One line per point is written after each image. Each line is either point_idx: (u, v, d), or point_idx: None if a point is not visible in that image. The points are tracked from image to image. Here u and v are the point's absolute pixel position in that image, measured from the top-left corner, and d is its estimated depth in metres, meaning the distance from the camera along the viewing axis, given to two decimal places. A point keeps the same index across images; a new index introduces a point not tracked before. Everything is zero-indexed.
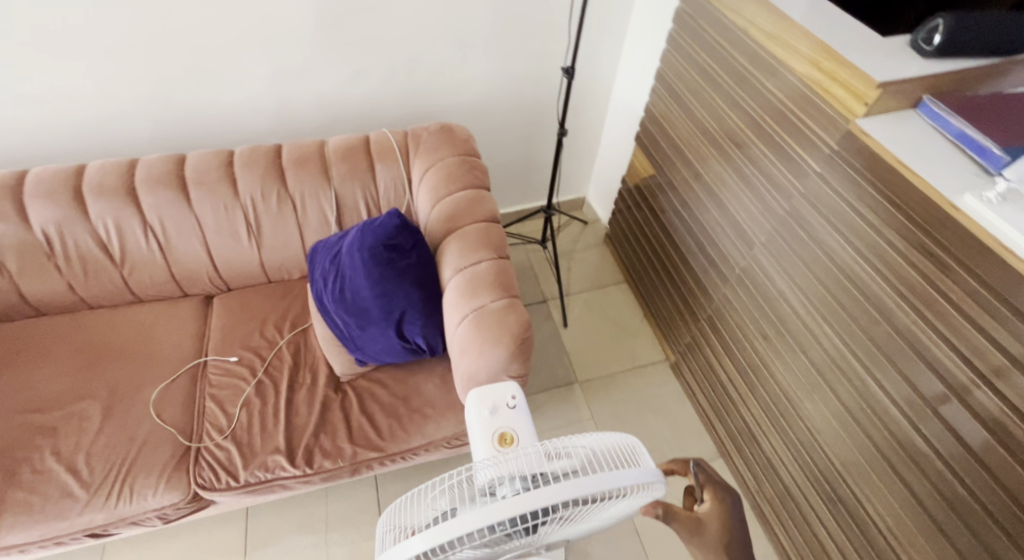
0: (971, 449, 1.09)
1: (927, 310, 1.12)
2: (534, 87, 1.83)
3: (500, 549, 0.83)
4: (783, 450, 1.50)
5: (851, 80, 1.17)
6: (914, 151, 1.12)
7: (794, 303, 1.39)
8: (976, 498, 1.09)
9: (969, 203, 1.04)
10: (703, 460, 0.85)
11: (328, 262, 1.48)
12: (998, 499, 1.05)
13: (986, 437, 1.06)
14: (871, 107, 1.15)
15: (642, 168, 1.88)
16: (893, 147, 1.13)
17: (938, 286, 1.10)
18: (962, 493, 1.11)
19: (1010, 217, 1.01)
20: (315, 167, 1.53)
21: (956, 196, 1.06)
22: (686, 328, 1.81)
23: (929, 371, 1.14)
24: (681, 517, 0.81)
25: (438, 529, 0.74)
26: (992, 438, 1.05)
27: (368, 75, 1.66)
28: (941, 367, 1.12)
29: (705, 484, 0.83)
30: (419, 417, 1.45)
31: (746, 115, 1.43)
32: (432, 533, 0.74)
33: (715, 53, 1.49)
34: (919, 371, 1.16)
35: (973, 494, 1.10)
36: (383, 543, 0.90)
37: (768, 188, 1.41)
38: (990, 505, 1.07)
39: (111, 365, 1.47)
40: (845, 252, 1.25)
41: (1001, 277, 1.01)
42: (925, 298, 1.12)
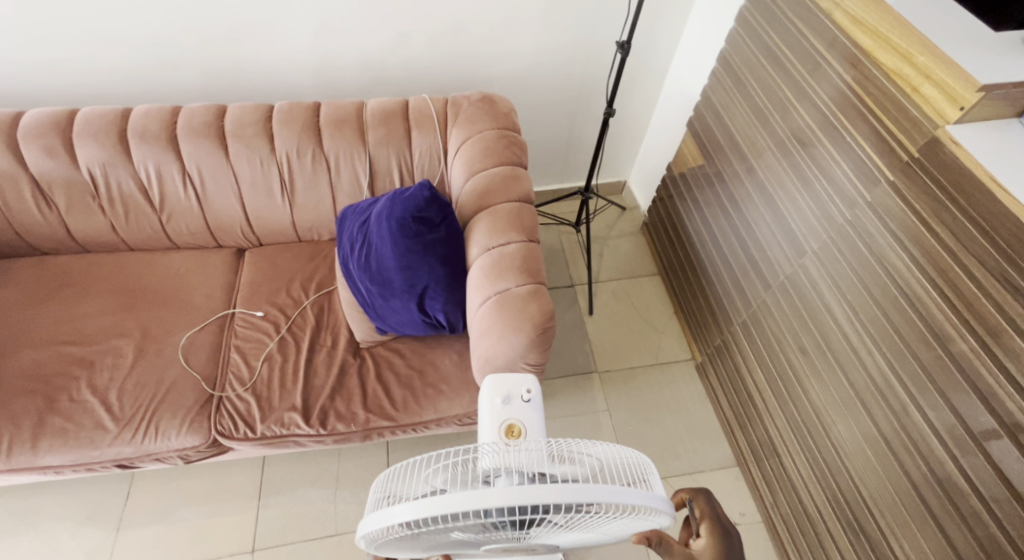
0: (1017, 494, 1.00)
1: (993, 342, 1.02)
2: (589, 60, 1.72)
3: (487, 538, 0.80)
4: (806, 469, 1.42)
5: (947, 80, 1.04)
6: (1013, 167, 1.00)
7: (839, 318, 1.29)
8: (1015, 546, 1.00)
9: None
10: (702, 494, 0.84)
11: (357, 227, 1.47)
12: None
13: None
14: (966, 113, 1.03)
15: (691, 156, 1.76)
16: (987, 161, 1.01)
17: (1011, 317, 0.99)
18: (1000, 538, 1.03)
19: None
20: (351, 130, 1.50)
21: None
22: (718, 330, 1.72)
23: (982, 405, 1.04)
24: (672, 549, 0.79)
25: (429, 504, 0.71)
26: None
27: (414, 37, 1.59)
28: (997, 402, 1.02)
29: (703, 518, 0.83)
30: (433, 392, 1.44)
31: (816, 111, 1.30)
32: (424, 505, 0.71)
33: (789, 36, 1.35)
34: (970, 404, 1.06)
35: (1012, 541, 1.01)
36: (372, 504, 0.85)
37: (830, 194, 1.29)
38: None
39: (146, 308, 1.52)
40: (906, 267, 1.14)
41: None
42: (993, 328, 1.02)
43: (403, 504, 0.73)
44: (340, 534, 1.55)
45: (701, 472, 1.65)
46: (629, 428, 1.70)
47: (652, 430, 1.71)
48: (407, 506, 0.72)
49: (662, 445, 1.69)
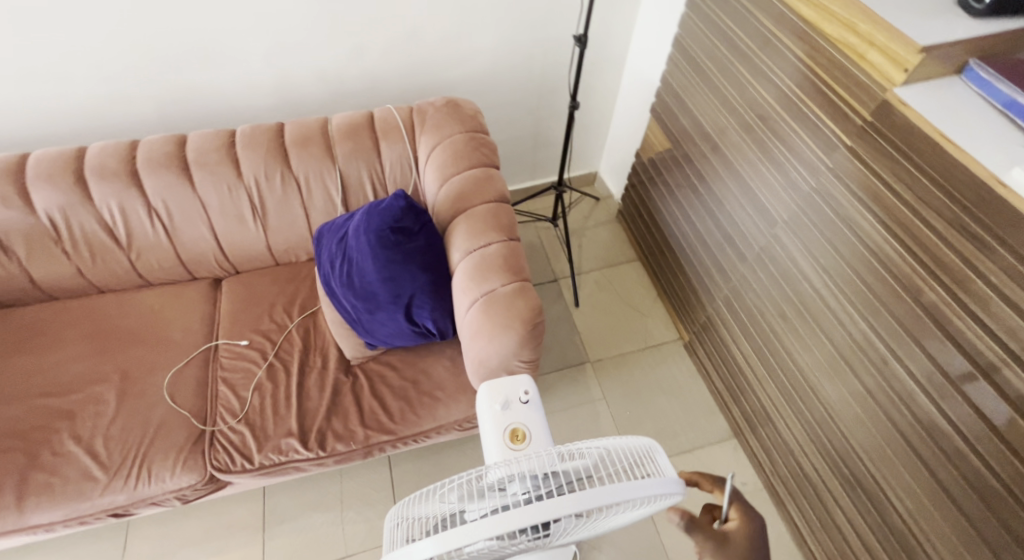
0: (995, 429, 1.05)
1: (958, 287, 1.07)
2: (547, 57, 1.74)
3: (510, 549, 0.82)
4: (800, 431, 1.47)
5: (889, 45, 1.09)
6: (958, 122, 1.05)
7: (816, 283, 1.34)
8: (1000, 481, 1.05)
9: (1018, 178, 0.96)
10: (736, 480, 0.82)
11: (335, 244, 1.45)
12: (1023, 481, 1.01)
13: (1011, 415, 1.02)
14: (910, 75, 1.08)
15: (657, 141, 1.80)
16: (933, 117, 1.06)
17: (972, 264, 1.05)
18: (986, 475, 1.08)
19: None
20: (318, 147, 1.48)
21: (1002, 171, 0.98)
22: (701, 307, 1.76)
23: (954, 348, 1.09)
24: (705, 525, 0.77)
25: (452, 536, 0.72)
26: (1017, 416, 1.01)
27: (370, 47, 1.58)
28: (968, 344, 1.08)
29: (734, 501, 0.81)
30: (430, 401, 1.44)
31: (772, 86, 1.35)
32: (449, 537, 0.72)
33: (739, 16, 1.40)
34: (943, 348, 1.11)
35: (998, 478, 1.06)
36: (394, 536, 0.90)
37: (795, 165, 1.33)
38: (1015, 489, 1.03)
39: (124, 350, 1.47)
40: (873, 229, 1.19)
41: None
42: (956, 275, 1.07)
43: (425, 539, 0.73)
44: (350, 555, 1.53)
45: (701, 449, 1.69)
46: (626, 414, 1.73)
47: (649, 412, 1.73)
48: (429, 540, 0.73)
49: (659, 426, 1.71)
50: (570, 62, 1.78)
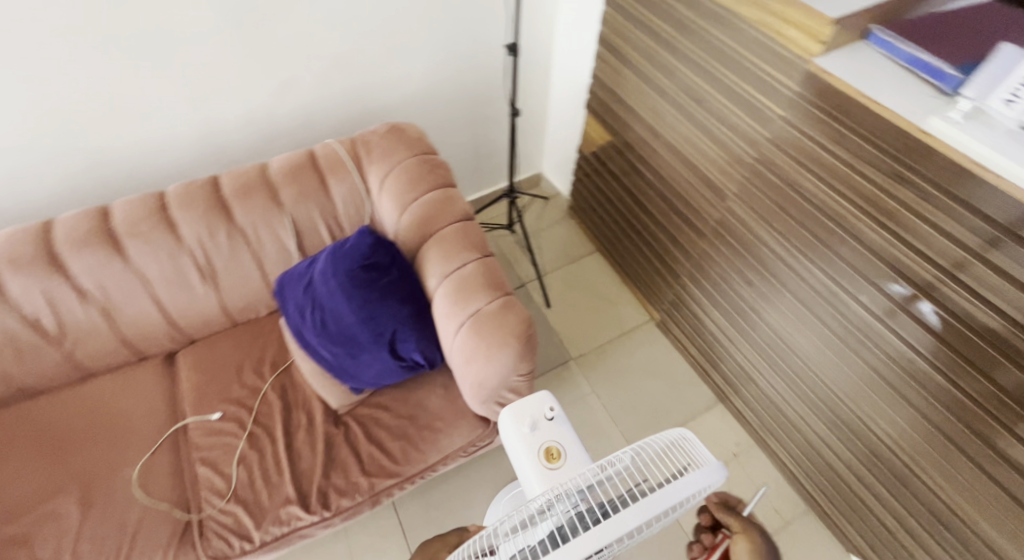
0: (946, 343, 1.15)
1: (890, 222, 1.16)
2: (477, 69, 1.74)
3: None
4: (782, 384, 1.56)
5: (804, 20, 1.16)
6: (873, 83, 1.14)
7: (772, 245, 1.42)
8: (961, 390, 1.15)
9: (936, 125, 1.05)
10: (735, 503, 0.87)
11: (301, 293, 1.39)
12: (982, 388, 1.11)
13: (961, 331, 1.11)
14: (827, 46, 1.16)
15: (597, 135, 1.85)
16: (853, 81, 1.14)
17: (897, 197, 1.14)
18: (948, 387, 1.17)
19: (980, 136, 1.01)
20: (262, 195, 1.41)
21: (922, 121, 1.06)
22: (667, 286, 1.83)
23: (894, 274, 1.19)
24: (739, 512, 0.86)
25: None
26: (967, 332, 1.10)
27: (297, 85, 1.52)
28: (904, 267, 1.17)
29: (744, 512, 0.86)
30: (431, 433, 1.39)
31: (701, 70, 1.42)
32: None
33: (657, 8, 1.46)
34: (885, 275, 1.21)
35: (958, 387, 1.15)
36: None
37: (735, 140, 1.41)
38: (977, 396, 1.13)
39: (77, 452, 1.31)
40: (812, 185, 1.27)
41: (960, 185, 1.03)
42: (885, 210, 1.16)
43: None
44: None
45: (691, 420, 1.75)
46: (616, 402, 1.77)
47: (636, 395, 1.78)
48: None
49: (648, 406, 1.77)
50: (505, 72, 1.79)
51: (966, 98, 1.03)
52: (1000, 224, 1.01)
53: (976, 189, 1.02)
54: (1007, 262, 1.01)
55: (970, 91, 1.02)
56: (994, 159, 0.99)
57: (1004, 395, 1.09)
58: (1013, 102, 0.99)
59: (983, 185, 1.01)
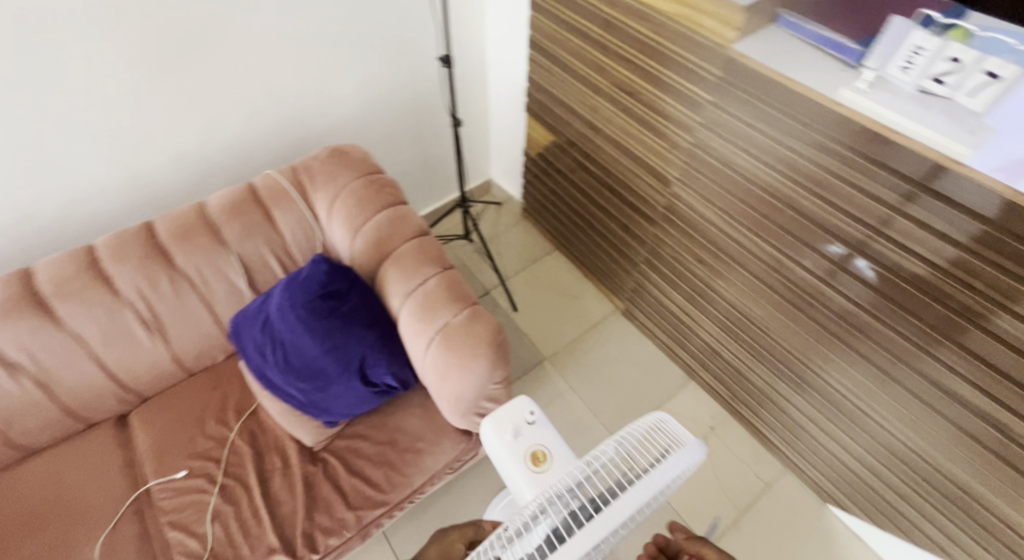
0: (882, 293, 1.20)
1: (819, 189, 1.20)
2: (412, 84, 1.73)
3: None
4: (747, 355, 1.60)
5: (716, 9, 1.21)
6: (786, 61, 1.19)
7: (717, 223, 1.46)
8: (902, 335, 1.20)
9: (847, 97, 1.12)
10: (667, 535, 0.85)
11: (258, 333, 1.34)
12: (915, 328, 1.17)
13: (897, 284, 1.16)
14: (740, 32, 1.20)
15: (542, 137, 1.88)
16: (768, 61, 1.19)
17: (821, 164, 1.18)
18: (890, 334, 1.22)
19: (886, 102, 1.09)
20: (203, 236, 1.35)
21: (833, 93, 1.13)
22: (627, 275, 1.87)
23: (827, 236, 1.24)
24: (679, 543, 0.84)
25: None
26: (902, 284, 1.15)
27: (226, 118, 1.47)
28: (834, 228, 1.22)
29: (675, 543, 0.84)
30: (413, 455, 1.36)
31: (630, 64, 1.45)
32: None
33: (580, 8, 1.50)
34: (821, 238, 1.25)
35: (898, 332, 1.21)
36: None
37: (669, 127, 1.45)
38: (912, 336, 1.19)
39: (26, 540, 1.20)
40: (745, 161, 1.31)
41: (877, 148, 1.08)
42: (813, 178, 1.20)
43: None
44: None
45: (667, 402, 1.79)
46: (592, 395, 1.80)
47: (609, 385, 1.82)
48: None
49: (621, 394, 1.80)
50: (442, 84, 1.80)
51: (869, 69, 1.11)
52: (913, 179, 1.06)
53: (894, 152, 1.06)
54: (927, 214, 1.06)
55: (871, 62, 1.10)
56: (900, 122, 1.06)
57: (937, 334, 1.14)
58: (908, 69, 1.07)
59: (898, 147, 1.05)
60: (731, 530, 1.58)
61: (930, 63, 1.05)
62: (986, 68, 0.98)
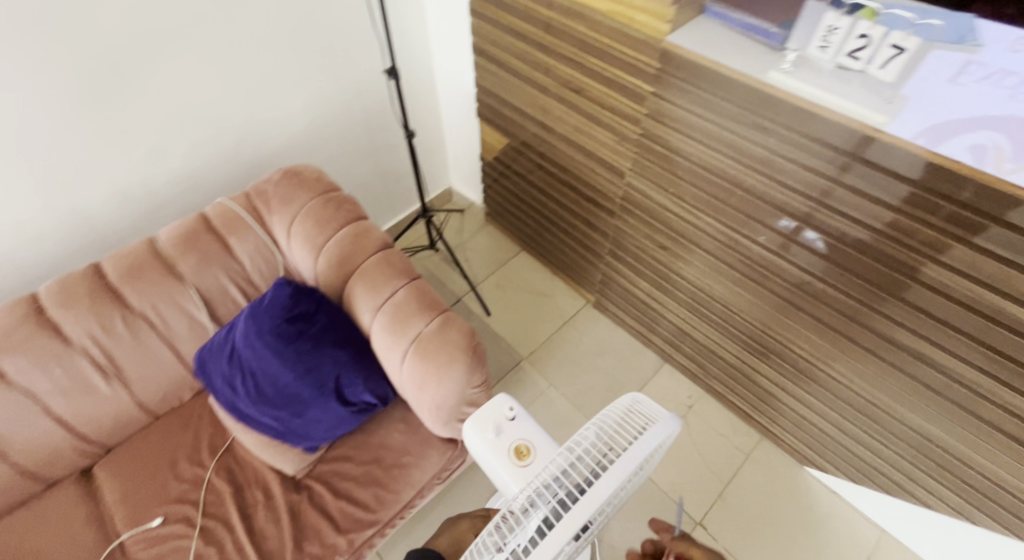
0: (831, 260, 1.26)
1: (764, 167, 1.26)
2: (359, 98, 1.73)
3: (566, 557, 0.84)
4: (716, 333, 1.65)
5: (648, 4, 1.24)
6: (716, 49, 1.24)
7: (673, 208, 1.51)
8: (850, 295, 1.27)
9: (775, 78, 1.17)
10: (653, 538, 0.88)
11: (226, 365, 1.29)
12: (860, 287, 1.24)
13: (843, 249, 1.22)
14: (672, 24, 1.24)
15: (496, 141, 1.91)
16: (699, 50, 1.23)
17: (759, 143, 1.23)
18: (841, 296, 1.28)
19: (808, 78, 1.15)
20: (156, 271, 1.31)
21: (762, 76, 1.18)
22: (595, 268, 1.90)
23: (774, 210, 1.29)
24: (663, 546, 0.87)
25: None
26: (848, 249, 1.22)
27: (169, 148, 1.43)
28: (779, 202, 1.27)
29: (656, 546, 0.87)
30: (400, 469, 1.34)
31: (573, 63, 1.49)
32: None
33: (519, 12, 1.52)
34: (770, 214, 1.30)
35: (846, 294, 1.27)
36: None
37: (617, 121, 1.49)
38: (856, 294, 1.26)
39: None
40: (692, 147, 1.36)
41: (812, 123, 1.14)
42: (755, 157, 1.26)
43: None
44: None
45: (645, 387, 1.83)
46: (572, 388, 1.83)
47: (586, 377, 1.85)
48: None
49: (598, 386, 1.83)
50: (392, 97, 1.80)
51: (792, 51, 1.19)
52: (845, 150, 1.12)
53: (824, 126, 1.12)
54: (861, 182, 1.13)
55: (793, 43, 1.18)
56: (821, 96, 1.12)
57: (881, 291, 1.21)
58: (825, 48, 1.14)
59: (828, 121, 1.12)
60: (718, 504, 1.62)
61: (844, 41, 1.12)
62: (892, 41, 1.06)
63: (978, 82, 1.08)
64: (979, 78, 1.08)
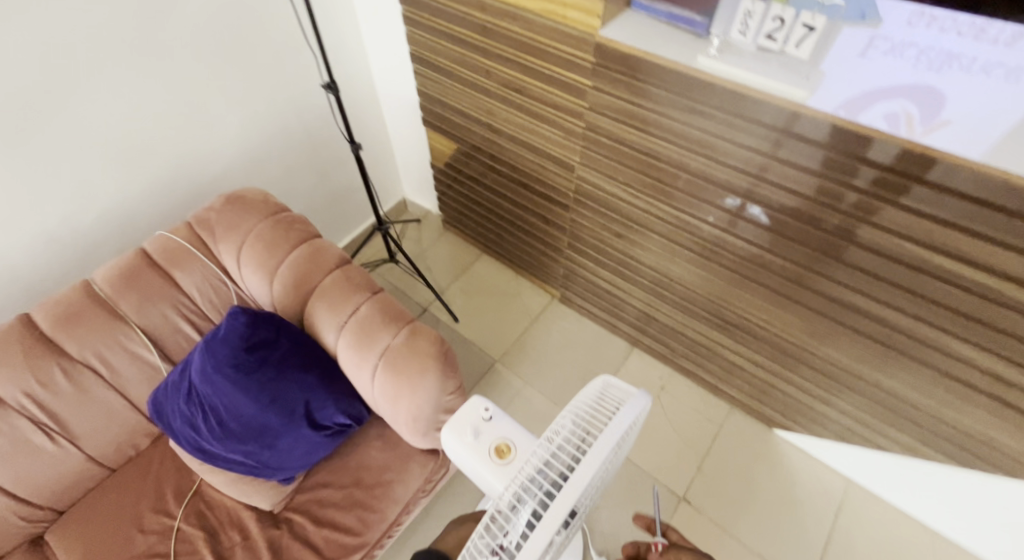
0: (775, 231, 1.32)
1: (704, 150, 1.31)
2: (298, 116, 1.69)
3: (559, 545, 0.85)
4: (678, 313, 1.70)
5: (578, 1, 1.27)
6: (647, 40, 1.28)
7: (624, 197, 1.55)
8: (795, 262, 1.33)
9: (704, 64, 1.22)
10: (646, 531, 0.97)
11: (185, 405, 1.23)
12: (802, 253, 1.31)
13: (786, 220, 1.28)
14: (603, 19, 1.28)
15: (444, 146, 1.90)
16: (631, 43, 1.27)
17: (696, 126, 1.29)
18: (787, 264, 1.35)
19: (734, 62, 1.20)
20: (96, 315, 1.24)
21: (693, 62, 1.23)
22: (557, 263, 1.92)
23: (717, 189, 1.35)
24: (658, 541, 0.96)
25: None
26: (789, 220, 1.28)
27: (98, 183, 1.36)
28: (722, 181, 1.33)
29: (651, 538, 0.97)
30: (383, 488, 1.30)
31: (512, 64, 1.50)
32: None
33: (453, 17, 1.53)
34: (715, 192, 1.36)
35: (791, 261, 1.34)
36: None
37: (561, 116, 1.51)
38: (798, 259, 1.33)
39: None
40: (636, 136, 1.40)
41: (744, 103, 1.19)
42: (694, 140, 1.31)
43: None
44: None
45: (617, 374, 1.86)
46: (547, 384, 1.85)
47: (557, 371, 1.87)
48: None
49: (570, 379, 1.86)
50: (332, 110, 1.77)
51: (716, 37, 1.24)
52: (775, 127, 1.18)
53: (756, 106, 1.17)
54: (793, 154, 1.19)
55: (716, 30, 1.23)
56: (749, 78, 1.17)
57: (821, 255, 1.28)
58: (745, 32, 1.18)
59: (758, 101, 1.17)
60: (699, 478, 1.67)
61: (760, 24, 1.17)
62: (803, 22, 1.12)
63: (885, 55, 1.12)
64: (886, 51, 1.13)
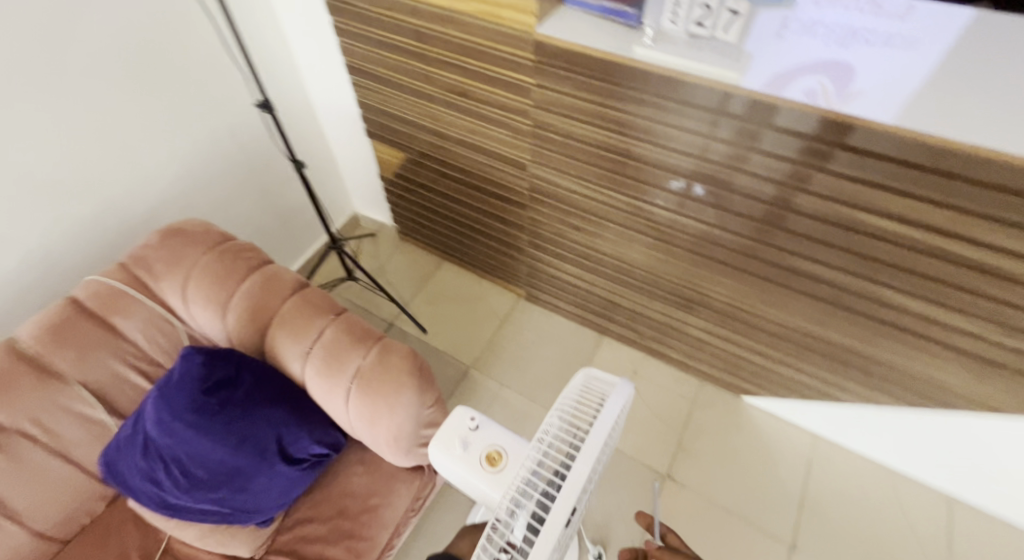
0: (725, 209, 1.37)
1: (650, 137, 1.34)
2: (234, 138, 1.61)
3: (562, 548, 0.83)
4: (640, 297, 1.74)
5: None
6: (584, 35, 1.29)
7: (577, 190, 1.57)
8: (745, 236, 1.39)
9: (642, 53, 1.24)
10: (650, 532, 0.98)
11: (142, 459, 1.13)
12: (750, 226, 1.36)
13: (734, 197, 1.33)
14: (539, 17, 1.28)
15: (390, 156, 1.86)
16: (569, 38, 1.28)
17: (640, 115, 1.32)
18: (738, 239, 1.40)
19: (668, 50, 1.23)
20: (26, 377, 1.12)
21: (631, 52, 1.25)
22: (517, 263, 1.93)
23: (666, 173, 1.38)
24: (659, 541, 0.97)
25: None
26: (737, 197, 1.33)
27: (15, 230, 1.24)
28: (670, 165, 1.37)
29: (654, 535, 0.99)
30: (370, 514, 1.26)
31: (454, 69, 1.49)
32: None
33: (387, 24, 1.50)
34: (664, 176, 1.39)
35: (742, 235, 1.39)
36: None
37: (507, 116, 1.51)
38: (745, 232, 1.38)
39: None
40: (584, 129, 1.42)
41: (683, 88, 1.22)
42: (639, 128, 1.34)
43: None
44: None
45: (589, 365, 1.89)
46: (523, 384, 1.84)
47: (530, 369, 1.87)
48: None
49: (542, 376, 1.86)
50: (269, 128, 1.69)
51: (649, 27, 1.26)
52: (712, 109, 1.22)
53: (696, 91, 1.21)
54: (733, 134, 1.23)
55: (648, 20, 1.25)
56: (685, 64, 1.21)
57: (767, 228, 1.34)
58: (676, 20, 1.22)
59: (697, 87, 1.20)
60: (681, 453, 1.72)
61: (689, 12, 1.20)
62: (728, 7, 1.16)
63: (797, 33, 1.21)
64: (797, 31, 1.21)
